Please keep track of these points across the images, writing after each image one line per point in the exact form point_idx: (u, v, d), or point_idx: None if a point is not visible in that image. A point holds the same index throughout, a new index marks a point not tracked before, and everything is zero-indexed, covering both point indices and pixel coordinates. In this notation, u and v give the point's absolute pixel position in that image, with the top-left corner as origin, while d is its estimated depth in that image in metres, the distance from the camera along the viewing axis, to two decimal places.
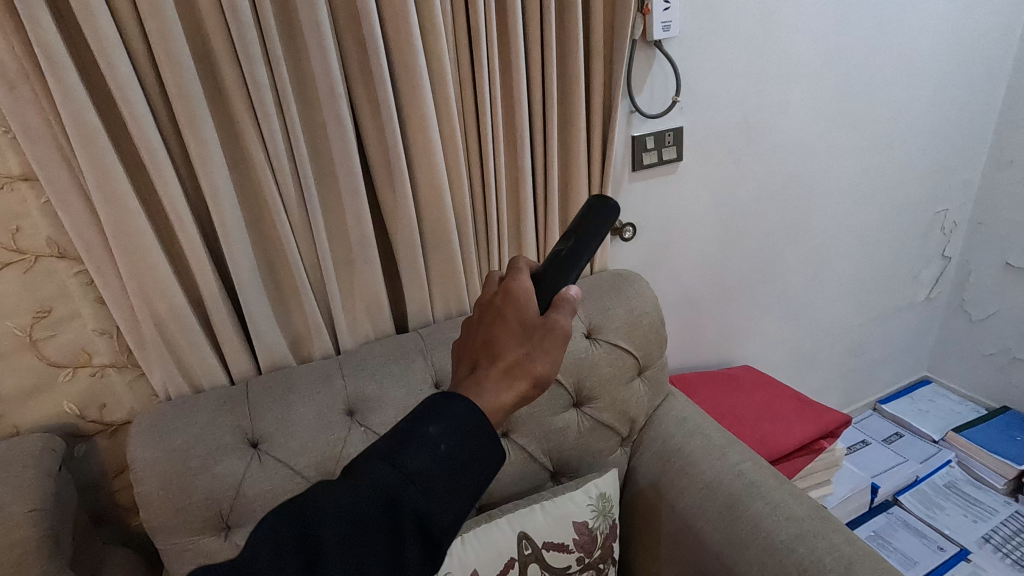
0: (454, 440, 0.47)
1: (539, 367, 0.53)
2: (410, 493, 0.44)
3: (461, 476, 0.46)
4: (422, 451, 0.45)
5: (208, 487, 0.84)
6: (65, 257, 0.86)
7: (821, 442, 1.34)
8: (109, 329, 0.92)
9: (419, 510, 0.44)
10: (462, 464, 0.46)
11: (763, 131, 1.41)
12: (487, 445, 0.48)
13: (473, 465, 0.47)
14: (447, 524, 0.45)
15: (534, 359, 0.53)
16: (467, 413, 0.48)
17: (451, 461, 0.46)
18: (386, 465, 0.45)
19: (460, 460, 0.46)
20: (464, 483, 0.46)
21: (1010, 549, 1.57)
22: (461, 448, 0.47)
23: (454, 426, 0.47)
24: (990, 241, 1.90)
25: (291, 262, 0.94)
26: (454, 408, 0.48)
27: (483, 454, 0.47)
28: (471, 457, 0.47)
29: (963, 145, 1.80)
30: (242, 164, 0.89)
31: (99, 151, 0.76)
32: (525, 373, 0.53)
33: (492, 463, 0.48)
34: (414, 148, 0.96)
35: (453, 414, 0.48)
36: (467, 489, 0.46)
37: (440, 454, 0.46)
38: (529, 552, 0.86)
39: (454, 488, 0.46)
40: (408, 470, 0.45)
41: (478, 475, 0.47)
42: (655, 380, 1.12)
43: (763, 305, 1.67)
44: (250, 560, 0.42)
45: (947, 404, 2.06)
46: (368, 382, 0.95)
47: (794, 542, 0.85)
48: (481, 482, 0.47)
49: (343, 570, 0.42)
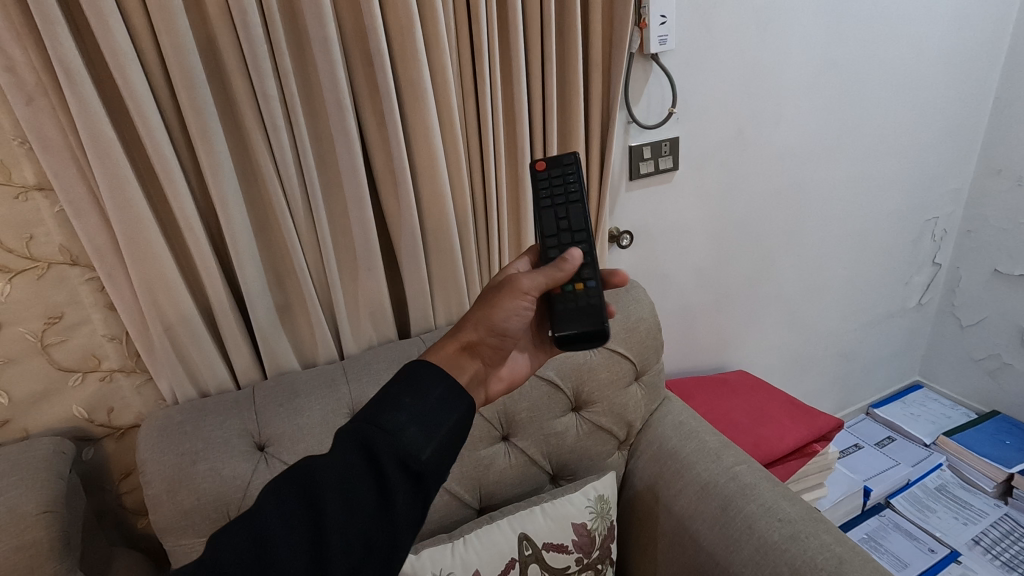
0: (418, 393, 0.53)
1: (492, 313, 0.63)
2: (386, 440, 0.50)
3: (432, 421, 0.52)
4: (393, 407, 0.52)
5: (216, 490, 0.85)
6: (77, 264, 0.88)
7: (814, 446, 1.37)
8: (118, 334, 0.95)
9: (399, 453, 0.50)
10: (431, 412, 0.52)
11: (757, 141, 1.45)
12: (450, 391, 0.54)
13: (441, 412, 0.53)
14: (427, 460, 0.50)
15: (485, 309, 0.64)
16: (429, 371, 0.55)
17: (420, 410, 0.52)
18: (367, 424, 0.52)
19: (427, 410, 0.52)
20: (435, 425, 0.52)
21: (999, 551, 1.60)
22: (427, 398, 0.53)
23: (417, 382, 0.54)
24: (980, 248, 1.94)
25: (298, 270, 0.96)
26: (418, 370, 0.55)
27: (449, 398, 0.54)
28: (437, 406, 0.53)
29: (952, 154, 1.84)
30: (251, 174, 0.91)
31: (114, 162, 0.78)
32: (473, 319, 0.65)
33: (460, 408, 0.54)
34: (417, 158, 0.99)
35: (415, 372, 0.55)
36: (439, 430, 0.52)
37: (407, 406, 0.52)
38: (530, 553, 0.88)
39: (428, 430, 0.51)
40: (383, 423, 0.51)
41: (447, 415, 0.53)
42: (652, 385, 1.15)
43: (758, 310, 1.70)
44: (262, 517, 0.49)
45: (938, 408, 2.10)
46: (373, 387, 0.97)
47: (787, 543, 0.87)
48: (453, 424, 0.53)
49: (340, 513, 0.49)
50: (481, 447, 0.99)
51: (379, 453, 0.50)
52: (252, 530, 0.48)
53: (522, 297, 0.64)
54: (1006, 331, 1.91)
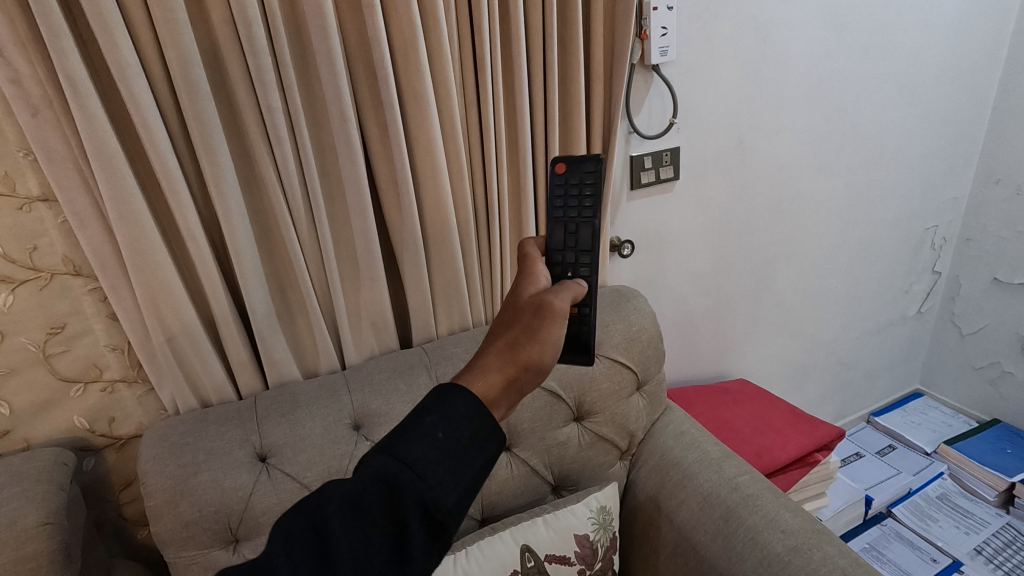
0: (452, 426, 0.49)
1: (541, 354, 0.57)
2: (410, 480, 0.47)
3: (461, 461, 0.48)
4: (424, 441, 0.48)
5: (218, 501, 0.85)
6: (80, 274, 0.88)
7: (816, 456, 1.36)
8: (120, 344, 0.94)
9: (423, 497, 0.47)
10: (461, 450, 0.49)
11: (756, 153, 1.45)
12: (484, 430, 0.50)
13: (471, 451, 0.49)
14: (451, 507, 0.47)
15: (533, 344, 0.57)
16: (462, 400, 0.50)
17: (450, 448, 0.48)
18: (388, 455, 0.48)
19: (458, 447, 0.48)
20: (464, 466, 0.48)
21: (1001, 560, 1.59)
22: (458, 433, 0.49)
23: (452, 414, 0.49)
24: (979, 256, 1.94)
25: (300, 280, 0.96)
26: (451, 396, 0.50)
27: (484, 435, 0.50)
28: (468, 443, 0.49)
29: (951, 164, 1.85)
30: (255, 185, 0.92)
31: (118, 174, 0.79)
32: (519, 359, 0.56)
33: (491, 445, 0.50)
34: (420, 169, 0.99)
35: (449, 397, 0.50)
36: (468, 471, 0.48)
37: (438, 442, 0.48)
38: (532, 565, 0.87)
39: (455, 472, 0.48)
40: (410, 460, 0.47)
41: (477, 455, 0.49)
42: (654, 395, 1.15)
43: (759, 319, 1.71)
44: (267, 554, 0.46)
45: (939, 417, 2.10)
46: (374, 398, 0.96)
47: (790, 555, 0.87)
48: (482, 464, 0.49)
49: (350, 555, 0.46)
50: None
51: (401, 494, 0.46)
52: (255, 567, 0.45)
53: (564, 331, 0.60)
54: (1007, 340, 1.91)
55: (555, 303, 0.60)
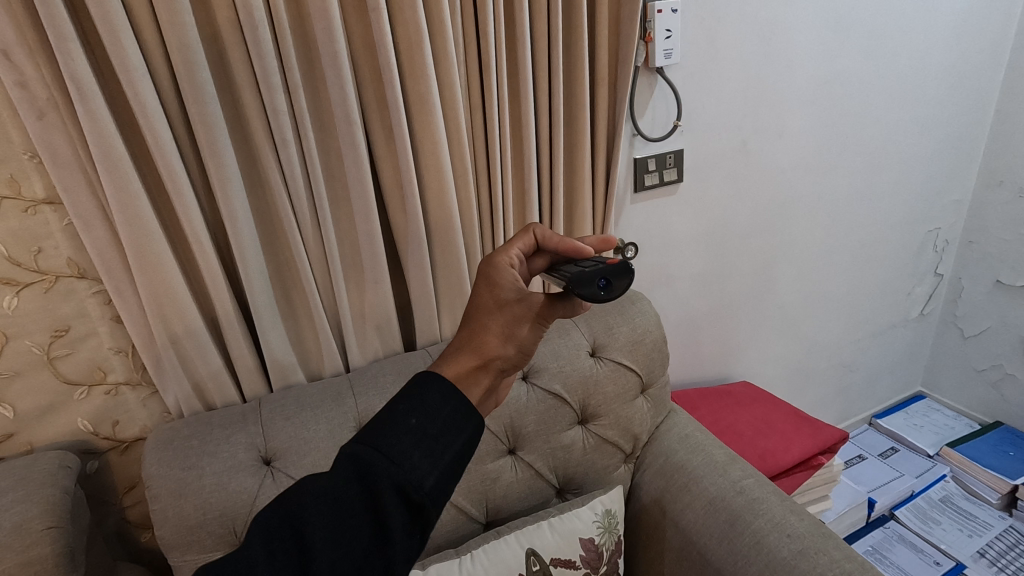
0: (426, 413, 0.48)
1: (521, 336, 0.58)
2: (385, 468, 0.46)
3: (437, 445, 0.47)
4: (396, 428, 0.47)
5: (222, 505, 0.84)
6: (85, 277, 0.88)
7: (820, 459, 1.36)
8: (124, 347, 0.94)
9: (398, 482, 0.46)
10: (435, 435, 0.48)
11: (760, 155, 1.45)
12: (461, 415, 0.50)
13: (447, 436, 0.48)
14: (429, 488, 0.46)
15: (513, 325, 0.58)
16: (435, 388, 0.50)
17: (423, 434, 0.47)
18: (362, 445, 0.47)
19: (432, 432, 0.48)
20: (440, 450, 0.47)
21: (1003, 562, 1.60)
22: (433, 419, 0.48)
23: (426, 401, 0.49)
24: (981, 259, 1.95)
25: (306, 283, 0.96)
26: (424, 386, 0.50)
27: (462, 417, 0.49)
28: (443, 427, 0.48)
29: (954, 166, 1.85)
30: (260, 188, 0.92)
31: (124, 176, 0.78)
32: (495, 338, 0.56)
33: (468, 428, 0.50)
34: (425, 171, 0.99)
35: (423, 387, 0.50)
36: (445, 456, 0.47)
37: (411, 429, 0.47)
38: (537, 568, 0.87)
39: (432, 454, 0.47)
40: (383, 447, 0.46)
41: (454, 438, 0.48)
42: (659, 397, 1.15)
43: (761, 321, 1.71)
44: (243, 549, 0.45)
45: (941, 419, 2.10)
46: (379, 401, 0.97)
47: (796, 559, 0.87)
48: (461, 446, 0.49)
49: (328, 548, 0.45)
50: (487, 460, 0.98)
51: (376, 483, 0.46)
52: (234, 567, 0.44)
53: (542, 323, 0.59)
54: (1008, 341, 1.92)
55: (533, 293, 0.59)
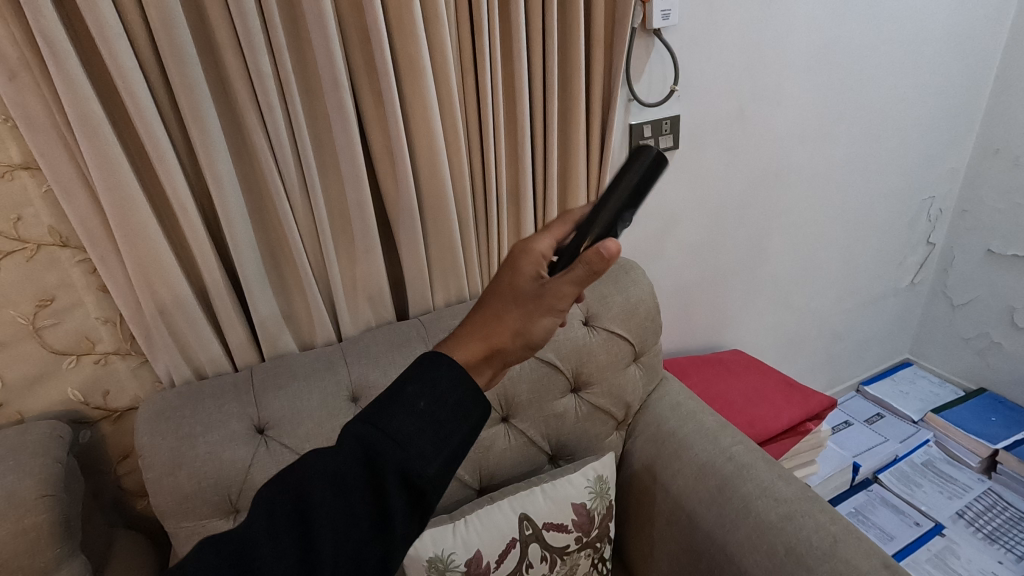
0: (434, 397, 0.47)
1: (534, 332, 0.54)
2: (390, 450, 0.46)
3: (442, 432, 0.47)
4: (403, 410, 0.46)
5: (217, 473, 0.84)
6: (68, 246, 0.86)
7: (807, 425, 1.38)
8: (112, 317, 0.93)
9: (402, 467, 0.46)
10: (442, 420, 0.47)
11: (757, 121, 1.43)
12: (468, 400, 0.49)
13: (453, 423, 0.48)
14: (432, 475, 0.46)
15: (528, 320, 0.54)
16: (445, 371, 0.49)
17: (430, 418, 0.47)
18: (369, 424, 0.47)
19: (439, 417, 0.47)
20: (446, 437, 0.47)
21: (982, 524, 1.66)
22: (441, 404, 0.47)
23: (435, 384, 0.48)
24: (974, 228, 1.95)
25: (295, 253, 0.95)
26: (434, 367, 0.49)
27: (468, 403, 0.49)
28: (450, 413, 0.48)
29: (951, 133, 1.83)
30: (246, 154, 0.89)
31: (103, 141, 0.76)
32: (508, 331, 0.53)
33: (474, 415, 0.49)
34: (416, 137, 0.97)
35: (431, 368, 0.49)
36: (450, 442, 0.47)
37: (417, 414, 0.47)
38: (529, 532, 0.88)
39: (437, 440, 0.47)
40: (389, 430, 0.46)
41: (459, 426, 0.48)
42: (651, 366, 1.16)
43: (754, 290, 1.71)
44: (249, 524, 0.46)
45: (927, 386, 2.14)
46: (372, 370, 0.97)
47: (783, 522, 0.88)
48: (465, 432, 0.48)
49: (330, 526, 0.45)
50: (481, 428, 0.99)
51: (381, 465, 0.45)
52: (240, 541, 0.45)
53: (558, 315, 0.55)
54: (997, 311, 1.94)
55: (554, 283, 0.54)
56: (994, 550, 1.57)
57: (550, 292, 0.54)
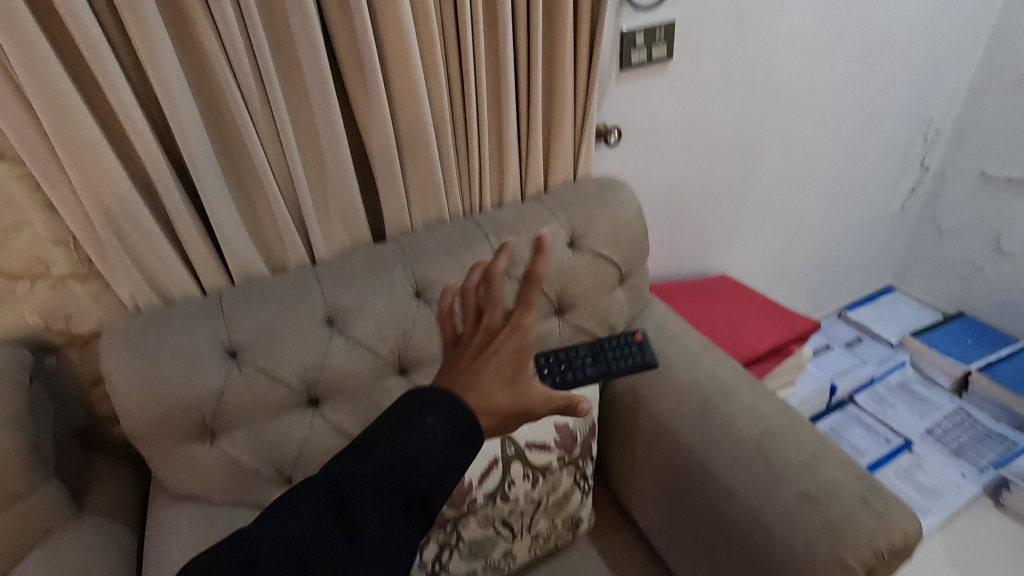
0: (452, 416, 0.53)
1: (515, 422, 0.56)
2: (421, 472, 0.51)
3: (462, 452, 0.53)
4: (428, 437, 0.51)
5: (189, 396, 0.82)
6: (4, 159, 0.79)
7: (791, 347, 1.39)
8: (64, 238, 0.86)
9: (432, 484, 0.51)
10: (460, 440, 0.53)
11: (758, 31, 1.34)
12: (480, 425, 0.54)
13: (469, 442, 0.53)
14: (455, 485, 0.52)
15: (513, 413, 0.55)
16: (457, 400, 0.54)
17: (451, 440, 0.52)
18: (395, 452, 0.51)
19: (459, 437, 0.53)
20: (465, 453, 0.53)
21: (949, 439, 1.73)
22: (458, 426, 0.53)
23: (451, 409, 0.53)
24: (970, 151, 1.90)
25: (259, 168, 0.88)
26: (446, 398, 0.53)
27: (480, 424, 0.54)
28: (468, 434, 0.53)
29: (958, 48, 1.74)
30: (196, 56, 0.80)
31: (27, 36, 0.68)
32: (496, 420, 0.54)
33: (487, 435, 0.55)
34: (387, 40, 0.90)
35: (444, 400, 0.53)
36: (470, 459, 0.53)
37: (440, 442, 0.52)
38: (511, 452, 0.89)
39: (458, 459, 0.53)
40: (415, 454, 0.51)
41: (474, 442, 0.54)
42: (638, 289, 1.13)
43: (744, 215, 1.67)
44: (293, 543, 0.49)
45: (908, 310, 2.14)
46: (348, 293, 0.92)
47: (763, 438, 0.88)
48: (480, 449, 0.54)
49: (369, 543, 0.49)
50: None
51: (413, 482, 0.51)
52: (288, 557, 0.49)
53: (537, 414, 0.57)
54: (984, 236, 1.94)
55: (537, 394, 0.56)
56: (958, 463, 1.66)
57: (532, 387, 0.55)
